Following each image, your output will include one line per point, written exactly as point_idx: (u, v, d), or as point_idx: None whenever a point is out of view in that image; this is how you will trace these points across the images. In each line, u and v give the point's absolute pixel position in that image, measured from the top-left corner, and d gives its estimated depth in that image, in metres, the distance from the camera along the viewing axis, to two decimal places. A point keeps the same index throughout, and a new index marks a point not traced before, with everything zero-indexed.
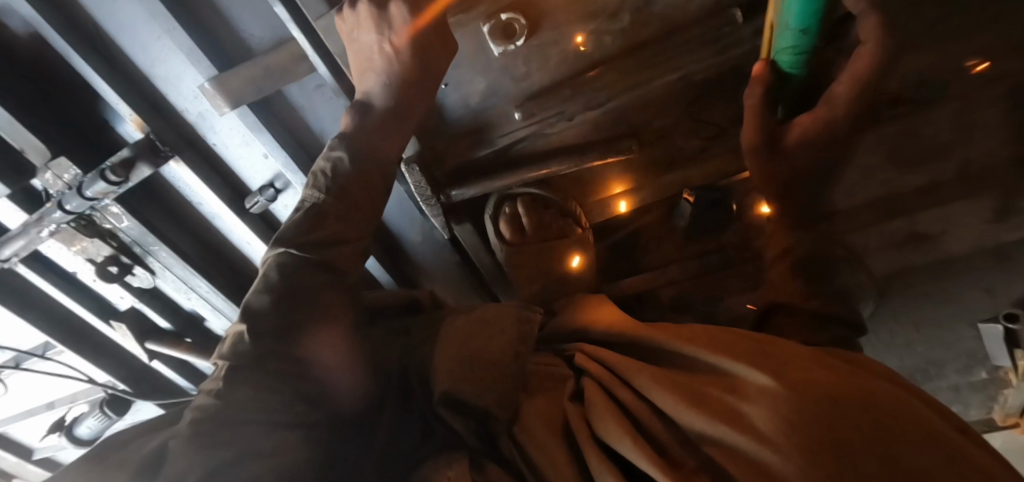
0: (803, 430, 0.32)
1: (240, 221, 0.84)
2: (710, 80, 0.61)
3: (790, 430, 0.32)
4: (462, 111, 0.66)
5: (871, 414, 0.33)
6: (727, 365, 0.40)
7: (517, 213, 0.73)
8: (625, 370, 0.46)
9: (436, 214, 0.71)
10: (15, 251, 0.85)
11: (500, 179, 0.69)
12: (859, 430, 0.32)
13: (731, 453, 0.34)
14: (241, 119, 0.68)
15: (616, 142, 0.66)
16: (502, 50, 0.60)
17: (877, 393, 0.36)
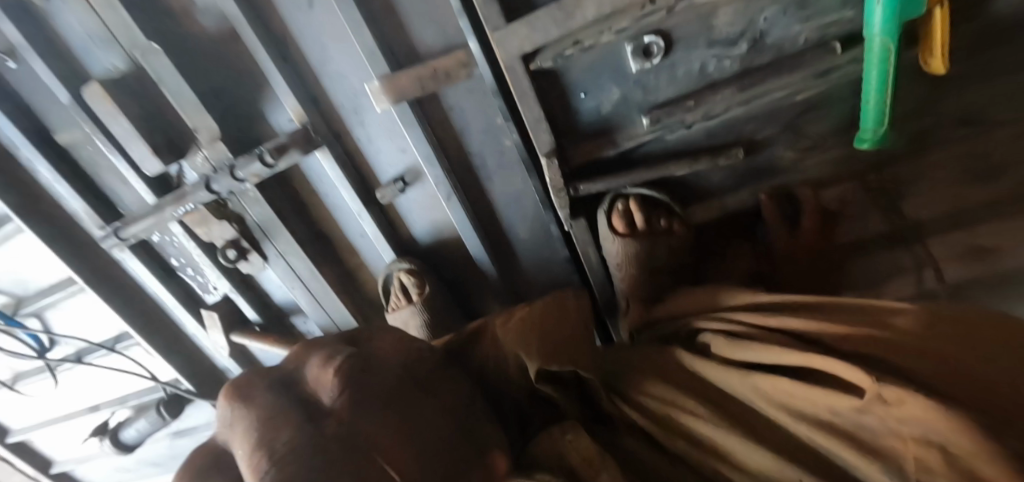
0: (925, 331, 0.46)
1: (365, 212, 0.89)
2: (808, 101, 0.74)
3: (918, 330, 0.46)
4: (595, 117, 0.77)
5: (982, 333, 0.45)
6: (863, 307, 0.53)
7: (629, 210, 0.82)
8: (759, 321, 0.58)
9: (562, 205, 0.80)
10: (139, 231, 0.92)
11: (624, 177, 0.79)
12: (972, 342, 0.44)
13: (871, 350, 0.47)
14: (400, 114, 0.78)
15: (725, 150, 0.79)
16: (640, 66, 0.72)
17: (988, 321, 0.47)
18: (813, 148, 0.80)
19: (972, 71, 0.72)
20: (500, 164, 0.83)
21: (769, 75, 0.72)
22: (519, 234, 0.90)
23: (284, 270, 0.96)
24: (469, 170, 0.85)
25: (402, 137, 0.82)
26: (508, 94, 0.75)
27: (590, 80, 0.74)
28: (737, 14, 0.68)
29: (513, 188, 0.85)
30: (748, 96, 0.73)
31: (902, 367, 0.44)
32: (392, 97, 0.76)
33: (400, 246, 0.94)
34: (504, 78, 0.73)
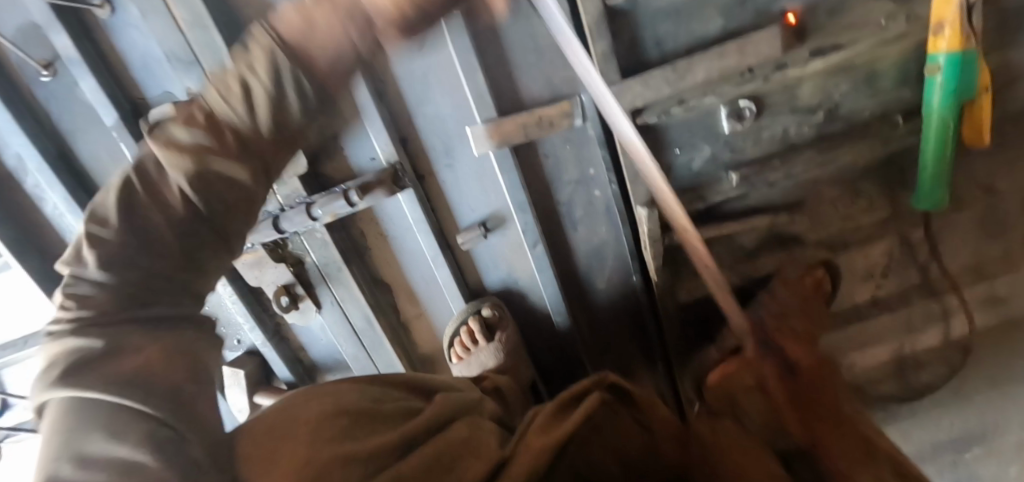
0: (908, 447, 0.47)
1: (441, 257, 0.84)
2: (869, 166, 0.82)
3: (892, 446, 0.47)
4: (685, 172, 0.81)
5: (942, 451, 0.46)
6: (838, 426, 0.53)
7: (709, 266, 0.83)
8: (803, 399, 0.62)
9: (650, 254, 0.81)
10: None
11: (709, 230, 0.83)
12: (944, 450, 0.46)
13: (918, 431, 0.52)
14: (498, 159, 0.77)
15: (798, 206, 0.84)
16: (733, 127, 0.77)
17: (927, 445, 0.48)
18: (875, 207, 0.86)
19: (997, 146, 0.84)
20: (586, 213, 0.84)
21: (840, 141, 0.80)
22: (596, 283, 0.89)
23: (337, 318, 0.88)
24: (554, 217, 0.84)
25: (492, 182, 0.81)
26: (609, 144, 0.77)
27: (685, 137, 0.78)
28: (819, 86, 0.76)
29: (597, 238, 0.85)
30: (823, 159, 0.80)
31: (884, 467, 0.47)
32: (494, 143, 0.76)
33: (468, 294, 0.90)
34: (609, 129, 0.76)
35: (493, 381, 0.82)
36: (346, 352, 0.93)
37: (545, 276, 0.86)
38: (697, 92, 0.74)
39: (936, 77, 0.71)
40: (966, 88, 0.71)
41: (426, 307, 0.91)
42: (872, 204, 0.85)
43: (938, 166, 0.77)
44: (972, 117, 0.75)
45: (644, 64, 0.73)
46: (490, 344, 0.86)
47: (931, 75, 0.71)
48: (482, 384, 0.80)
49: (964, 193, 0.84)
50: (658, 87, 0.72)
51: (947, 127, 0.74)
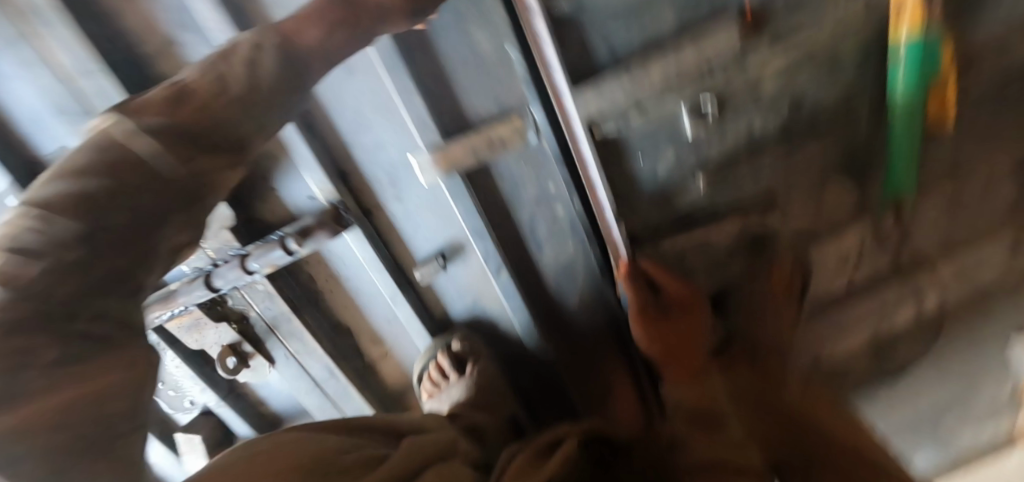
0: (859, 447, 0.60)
1: (399, 294, 0.78)
2: (832, 153, 0.79)
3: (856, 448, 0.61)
4: (650, 179, 0.76)
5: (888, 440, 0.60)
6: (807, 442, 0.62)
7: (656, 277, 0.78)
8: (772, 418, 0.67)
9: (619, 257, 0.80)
10: None
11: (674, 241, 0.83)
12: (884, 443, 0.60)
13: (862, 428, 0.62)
14: (449, 186, 0.71)
15: (768, 205, 0.82)
16: (693, 125, 0.70)
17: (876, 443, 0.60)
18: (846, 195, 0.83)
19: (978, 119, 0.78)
20: (551, 231, 0.78)
21: (805, 133, 0.76)
22: (567, 302, 0.84)
23: (295, 373, 0.81)
24: (516, 240, 0.79)
25: (446, 209, 0.74)
26: (566, 158, 0.71)
27: (646, 143, 0.72)
28: (783, 79, 0.68)
29: (564, 257, 0.80)
30: (788, 153, 0.77)
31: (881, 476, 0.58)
32: (444, 171, 0.69)
33: (434, 326, 0.85)
34: (567, 142, 0.70)
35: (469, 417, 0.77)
36: (309, 405, 0.85)
37: (513, 301, 0.80)
38: (652, 86, 0.65)
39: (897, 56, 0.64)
40: (931, 70, 0.64)
41: (393, 345, 0.86)
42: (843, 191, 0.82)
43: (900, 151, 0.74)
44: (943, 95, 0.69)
45: (594, 70, 0.65)
46: (462, 379, 0.82)
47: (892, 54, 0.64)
48: (456, 423, 0.75)
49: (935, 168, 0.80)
50: (614, 92, 0.65)
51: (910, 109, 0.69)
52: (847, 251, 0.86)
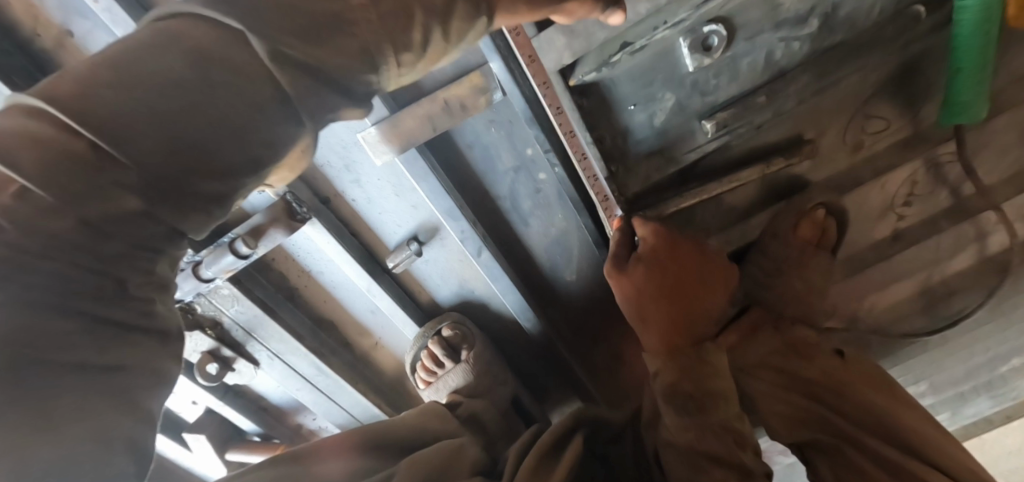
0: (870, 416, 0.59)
1: (376, 286, 0.71)
2: (879, 79, 0.63)
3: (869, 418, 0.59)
4: (646, 132, 0.64)
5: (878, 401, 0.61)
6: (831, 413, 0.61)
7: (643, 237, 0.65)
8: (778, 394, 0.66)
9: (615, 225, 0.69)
10: None
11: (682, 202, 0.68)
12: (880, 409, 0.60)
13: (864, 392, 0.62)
14: (409, 165, 0.61)
15: (800, 146, 0.67)
16: (697, 64, 0.56)
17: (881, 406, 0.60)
18: (891, 126, 0.68)
19: None
20: (535, 201, 0.68)
21: (845, 59, 0.60)
22: (561, 273, 0.76)
23: (283, 371, 0.78)
24: (498, 215, 0.70)
25: (412, 191, 0.65)
26: (543, 119, 0.59)
27: (639, 90, 0.59)
28: None
29: (554, 228, 0.71)
30: (824, 84, 0.61)
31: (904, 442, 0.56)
32: (395, 146, 0.59)
33: (423, 314, 0.79)
34: (539, 99, 0.57)
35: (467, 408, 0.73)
36: (305, 400, 0.83)
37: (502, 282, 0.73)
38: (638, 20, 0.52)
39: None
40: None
41: (382, 334, 0.81)
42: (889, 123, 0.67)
43: (973, 74, 0.57)
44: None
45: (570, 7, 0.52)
46: (458, 368, 0.76)
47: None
48: (456, 414, 0.72)
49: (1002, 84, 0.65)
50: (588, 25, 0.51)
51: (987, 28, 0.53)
52: (892, 192, 0.73)
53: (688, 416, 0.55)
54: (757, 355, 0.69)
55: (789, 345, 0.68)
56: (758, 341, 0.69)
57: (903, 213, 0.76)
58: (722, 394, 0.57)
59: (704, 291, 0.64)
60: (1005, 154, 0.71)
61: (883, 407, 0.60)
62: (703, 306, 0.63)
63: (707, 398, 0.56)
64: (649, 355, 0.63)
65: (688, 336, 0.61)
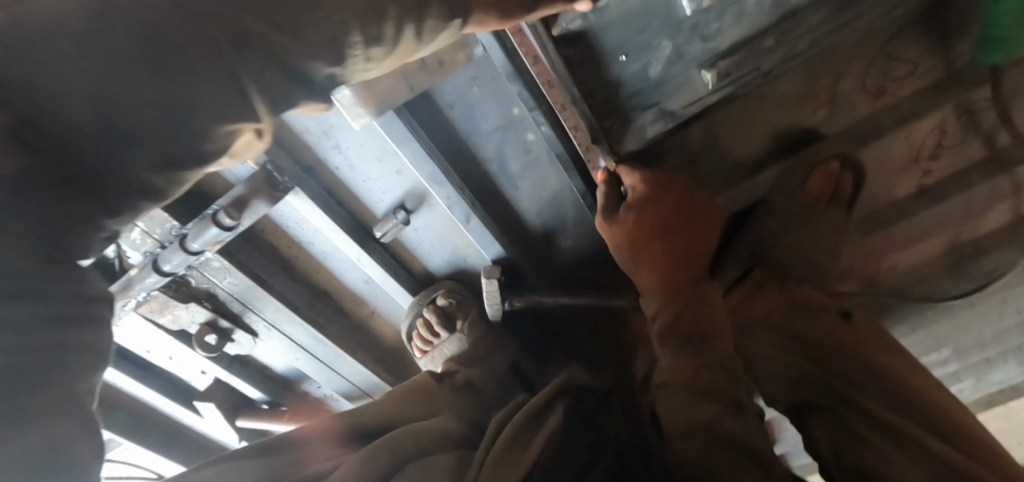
0: (885, 382, 0.55)
1: (365, 256, 0.70)
2: (911, 15, 0.56)
3: (883, 385, 0.54)
4: (641, 85, 0.59)
5: (892, 364, 0.57)
6: (841, 374, 0.57)
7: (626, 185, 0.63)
8: (781, 348, 0.62)
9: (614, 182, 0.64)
10: None
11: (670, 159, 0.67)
12: (893, 376, 0.55)
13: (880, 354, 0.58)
14: (386, 129, 0.57)
15: (811, 94, 0.62)
16: (697, 6, 0.51)
17: (893, 371, 0.56)
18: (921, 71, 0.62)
19: None
20: (523, 163, 0.65)
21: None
22: (555, 235, 0.74)
23: (283, 341, 0.79)
24: (486, 179, 0.67)
25: (395, 156, 0.63)
26: (531, 74, 0.55)
27: (632, 37, 0.55)
28: None
29: (545, 191, 0.68)
30: (844, 23, 0.54)
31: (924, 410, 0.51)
32: (373, 108, 0.55)
33: (417, 284, 0.77)
34: (520, 54, 0.53)
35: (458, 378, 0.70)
36: (305, 369, 0.84)
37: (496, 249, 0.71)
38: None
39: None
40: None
41: (378, 302, 0.80)
42: (918, 66, 0.61)
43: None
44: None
45: None
46: (451, 336, 0.76)
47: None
48: (451, 381, 0.69)
49: None
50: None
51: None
52: (916, 143, 0.66)
53: (685, 355, 0.52)
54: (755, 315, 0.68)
55: (795, 306, 0.64)
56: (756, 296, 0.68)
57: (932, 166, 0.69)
58: (720, 332, 0.53)
59: (687, 225, 0.60)
60: None
61: (894, 385, 0.54)
62: (700, 240, 0.60)
63: (706, 338, 0.52)
64: (646, 298, 0.60)
65: (685, 276, 0.58)
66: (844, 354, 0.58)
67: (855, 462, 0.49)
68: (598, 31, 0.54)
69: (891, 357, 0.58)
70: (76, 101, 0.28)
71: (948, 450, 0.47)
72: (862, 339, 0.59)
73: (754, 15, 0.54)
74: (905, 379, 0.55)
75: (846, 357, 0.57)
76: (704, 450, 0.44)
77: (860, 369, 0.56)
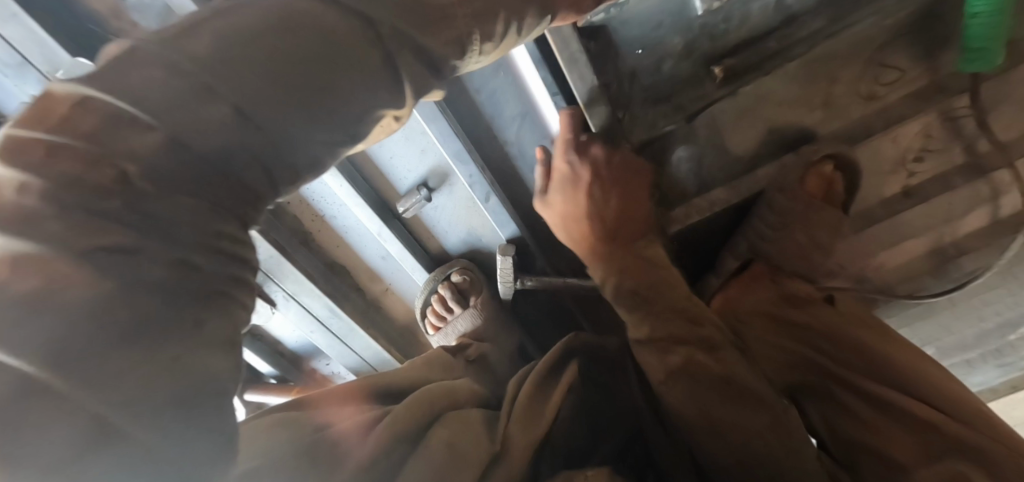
0: (875, 357, 0.59)
1: (386, 231, 0.74)
2: (899, 26, 0.62)
3: (876, 360, 0.58)
4: (653, 79, 0.65)
5: (885, 342, 0.60)
6: (841, 353, 0.60)
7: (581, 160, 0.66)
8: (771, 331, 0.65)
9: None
10: None
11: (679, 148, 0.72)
12: (887, 354, 0.59)
13: (875, 334, 0.62)
14: (418, 107, 0.62)
15: (808, 96, 0.67)
16: (707, 7, 0.58)
17: (884, 348, 0.60)
18: (907, 78, 0.68)
19: None
20: (541, 148, 0.70)
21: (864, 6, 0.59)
22: None
23: (298, 312, 0.81)
24: (506, 161, 0.72)
25: (423, 136, 0.66)
26: (555, 62, 0.60)
27: (647, 33, 0.60)
28: None
29: None
30: (842, 27, 0.60)
31: (918, 380, 0.55)
32: None
33: (432, 261, 0.81)
34: (546, 43, 0.58)
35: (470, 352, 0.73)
36: (317, 343, 0.86)
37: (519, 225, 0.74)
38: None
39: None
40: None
41: (393, 280, 0.84)
42: (906, 73, 0.66)
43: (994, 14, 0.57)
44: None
45: None
46: (464, 312, 0.79)
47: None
48: (464, 354, 0.72)
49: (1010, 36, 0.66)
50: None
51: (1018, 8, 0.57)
52: (903, 146, 0.72)
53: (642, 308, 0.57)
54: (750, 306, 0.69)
55: (784, 299, 0.68)
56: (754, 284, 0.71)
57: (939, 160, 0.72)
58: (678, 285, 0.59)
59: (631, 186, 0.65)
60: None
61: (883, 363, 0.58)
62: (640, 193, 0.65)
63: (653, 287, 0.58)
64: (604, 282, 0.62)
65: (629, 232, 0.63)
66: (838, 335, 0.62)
67: (845, 430, 0.55)
68: (618, 28, 0.60)
69: (885, 337, 0.61)
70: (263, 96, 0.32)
71: (951, 421, 0.50)
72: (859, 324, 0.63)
73: (756, 19, 0.61)
74: (898, 355, 0.59)
75: (834, 337, 0.62)
76: (708, 406, 0.49)
77: (850, 346, 0.60)
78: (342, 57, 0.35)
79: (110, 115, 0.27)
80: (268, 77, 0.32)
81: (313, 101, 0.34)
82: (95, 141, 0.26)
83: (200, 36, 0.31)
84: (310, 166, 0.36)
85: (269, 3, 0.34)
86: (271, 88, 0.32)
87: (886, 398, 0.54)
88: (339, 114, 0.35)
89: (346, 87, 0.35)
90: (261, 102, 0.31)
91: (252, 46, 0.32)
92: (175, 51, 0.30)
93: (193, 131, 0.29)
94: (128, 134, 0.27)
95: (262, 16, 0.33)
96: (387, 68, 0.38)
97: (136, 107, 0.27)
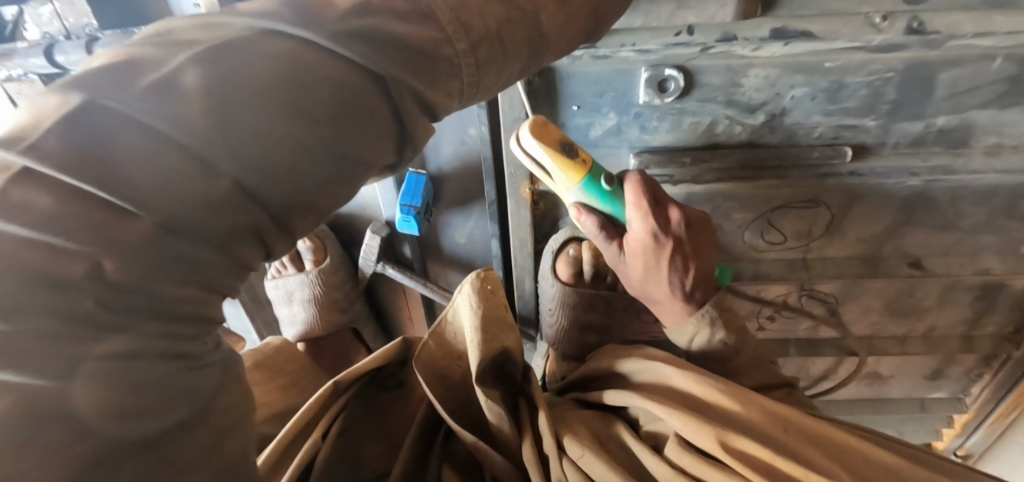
0: (772, 426, 0.44)
1: None
2: (795, 197, 0.69)
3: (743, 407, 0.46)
4: (581, 138, 0.66)
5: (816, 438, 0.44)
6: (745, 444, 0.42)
7: (562, 252, 0.72)
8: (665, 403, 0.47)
9: (521, 205, 0.70)
10: None
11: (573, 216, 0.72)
12: (826, 439, 0.45)
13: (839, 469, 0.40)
14: None
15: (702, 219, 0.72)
16: (649, 100, 0.60)
17: (846, 447, 0.44)
18: (786, 245, 0.75)
19: (936, 221, 0.71)
20: (456, 150, 0.69)
21: (768, 163, 0.65)
22: (454, 225, 0.78)
23: None
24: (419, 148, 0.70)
25: None
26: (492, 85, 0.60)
27: (589, 93, 0.61)
28: (768, 75, 0.59)
29: (461, 187, 0.73)
30: (747, 174, 0.66)
31: None
32: None
33: None
34: None
35: (273, 340, 0.71)
36: None
37: (407, 180, 0.70)
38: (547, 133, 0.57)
39: (613, 192, 0.59)
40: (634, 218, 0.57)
41: None
42: (785, 240, 0.74)
43: (625, 262, 0.61)
44: (644, 250, 0.59)
45: None
46: (303, 275, 0.78)
47: (566, 190, 0.60)
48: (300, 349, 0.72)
49: (871, 251, 0.75)
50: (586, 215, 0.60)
51: (657, 245, 0.58)
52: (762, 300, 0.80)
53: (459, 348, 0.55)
54: (604, 351, 0.67)
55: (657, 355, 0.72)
56: (576, 308, 0.72)
57: (700, 320, 0.62)
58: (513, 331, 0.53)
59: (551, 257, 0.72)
60: (859, 311, 0.82)
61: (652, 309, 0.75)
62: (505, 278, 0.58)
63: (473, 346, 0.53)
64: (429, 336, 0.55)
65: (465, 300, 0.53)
66: (696, 409, 0.47)
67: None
68: (568, 76, 0.60)
69: (833, 424, 0.47)
70: (274, 147, 0.29)
71: None
72: (741, 406, 0.46)
73: (683, 134, 0.64)
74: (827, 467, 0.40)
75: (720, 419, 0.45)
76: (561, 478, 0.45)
77: (719, 419, 0.45)
78: (351, 110, 0.31)
79: (77, 199, 0.24)
80: (274, 142, 0.29)
81: (320, 153, 0.31)
82: (83, 240, 0.24)
83: (184, 94, 0.27)
84: (324, 211, 0.34)
85: (264, 50, 0.29)
86: (278, 148, 0.29)
87: (795, 451, 0.42)
88: (351, 169, 0.33)
89: (360, 147, 0.33)
90: (260, 176, 0.29)
91: (246, 101, 0.28)
92: (144, 110, 0.25)
93: (182, 212, 0.26)
94: (117, 225, 0.24)
95: (258, 61, 0.29)
96: (395, 123, 0.35)
97: (105, 189, 0.24)
